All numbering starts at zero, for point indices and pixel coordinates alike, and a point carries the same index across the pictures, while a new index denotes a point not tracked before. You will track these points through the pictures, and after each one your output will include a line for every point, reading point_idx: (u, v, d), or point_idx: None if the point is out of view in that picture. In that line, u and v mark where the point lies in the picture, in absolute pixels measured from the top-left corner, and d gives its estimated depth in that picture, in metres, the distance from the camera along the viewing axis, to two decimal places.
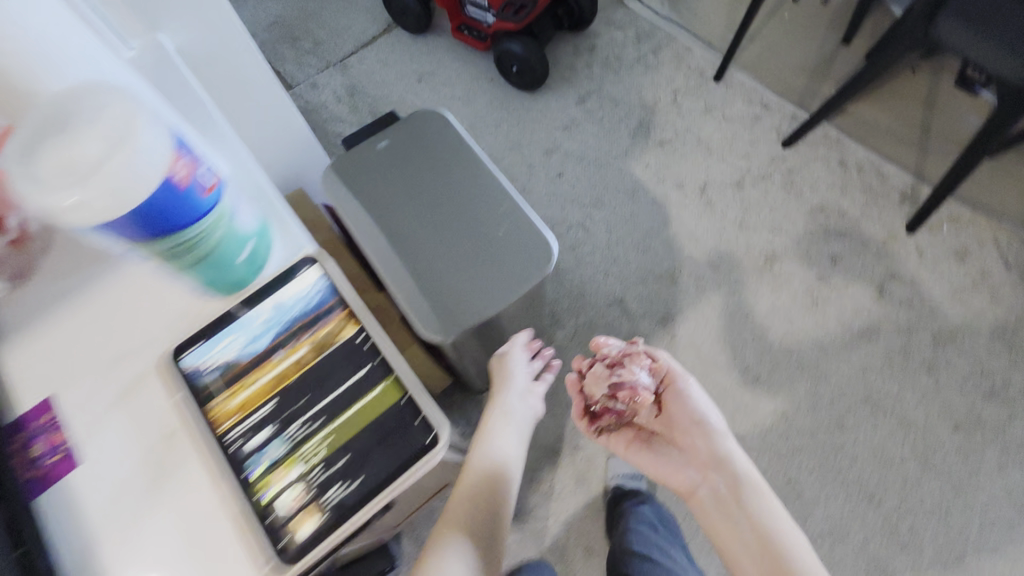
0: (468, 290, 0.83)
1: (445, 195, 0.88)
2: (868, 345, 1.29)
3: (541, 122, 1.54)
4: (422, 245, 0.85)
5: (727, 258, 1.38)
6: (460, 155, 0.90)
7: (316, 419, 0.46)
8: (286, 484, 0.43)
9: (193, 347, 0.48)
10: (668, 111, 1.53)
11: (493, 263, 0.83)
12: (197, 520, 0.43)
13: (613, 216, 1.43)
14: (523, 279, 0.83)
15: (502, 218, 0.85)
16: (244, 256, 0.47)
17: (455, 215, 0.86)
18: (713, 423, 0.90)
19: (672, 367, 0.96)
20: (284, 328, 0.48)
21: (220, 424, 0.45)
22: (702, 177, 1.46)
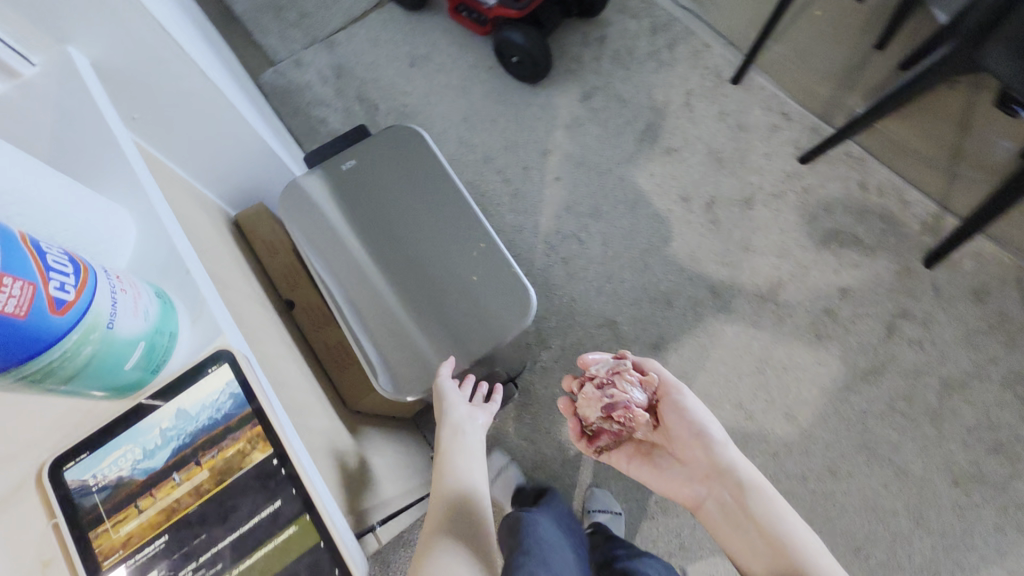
0: (440, 337, 0.80)
1: (422, 228, 0.85)
2: (870, 387, 1.22)
3: (541, 120, 1.42)
4: (393, 284, 0.82)
5: (730, 283, 1.29)
6: (440, 184, 0.87)
7: (214, 564, 0.39)
8: None
9: (76, 458, 0.39)
10: (679, 115, 1.41)
11: (468, 309, 0.81)
12: None
13: (612, 229, 1.33)
14: (499, 329, 0.80)
15: (480, 261, 0.82)
16: (136, 362, 0.38)
17: (430, 250, 0.84)
18: (712, 429, 0.78)
19: (661, 373, 0.84)
20: (185, 443, 0.40)
21: (102, 561, 0.37)
22: (710, 191, 1.35)
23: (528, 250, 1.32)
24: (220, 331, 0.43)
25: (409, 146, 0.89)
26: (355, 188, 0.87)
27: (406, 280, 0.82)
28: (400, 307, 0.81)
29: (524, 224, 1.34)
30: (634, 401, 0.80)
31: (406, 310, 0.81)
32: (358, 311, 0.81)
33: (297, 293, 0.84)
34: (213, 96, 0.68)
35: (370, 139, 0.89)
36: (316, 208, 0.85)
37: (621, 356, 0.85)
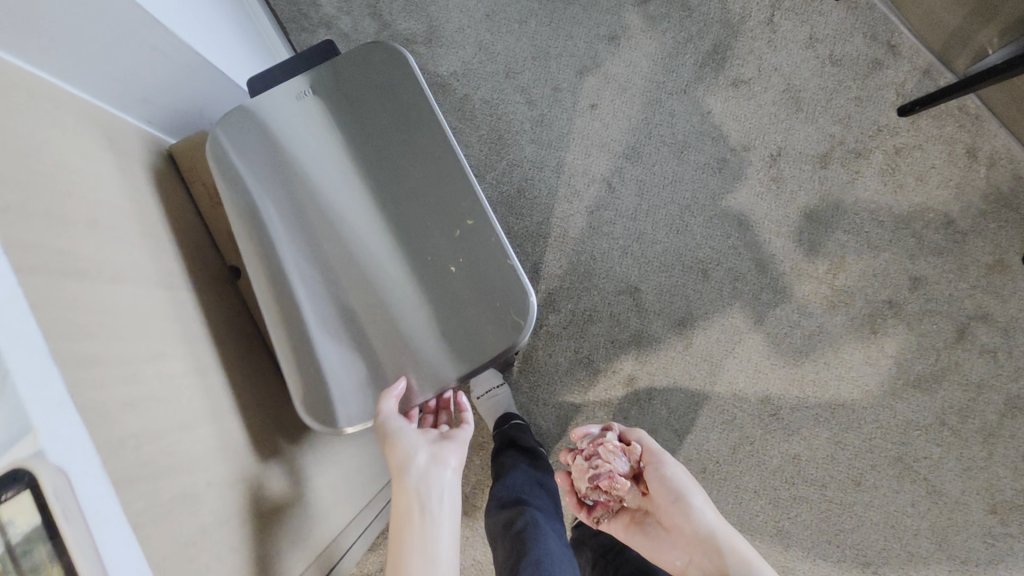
0: (412, 340, 0.64)
1: (396, 193, 0.65)
2: (922, 396, 1.05)
3: (582, 26, 1.14)
4: (360, 261, 0.64)
5: (780, 256, 1.08)
6: (424, 139, 0.66)
7: None
8: None
9: None
10: (758, 36, 1.13)
11: (449, 312, 0.64)
12: None
13: (650, 176, 1.11)
14: (484, 347, 0.64)
15: (472, 250, 0.64)
16: None
17: (400, 219, 0.65)
18: (691, 492, 0.69)
19: (644, 438, 0.77)
20: None
21: None
22: (778, 141, 1.10)
23: (546, 193, 1.11)
24: (27, 429, 0.29)
25: (393, 74, 0.68)
26: (314, 128, 0.66)
27: (376, 259, 0.64)
28: (360, 288, 0.64)
29: (546, 160, 1.12)
30: (618, 471, 0.74)
31: (374, 299, 0.64)
32: (313, 291, 0.64)
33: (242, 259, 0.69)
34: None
35: (343, 60, 0.68)
36: (274, 145, 0.66)
37: (608, 425, 0.80)
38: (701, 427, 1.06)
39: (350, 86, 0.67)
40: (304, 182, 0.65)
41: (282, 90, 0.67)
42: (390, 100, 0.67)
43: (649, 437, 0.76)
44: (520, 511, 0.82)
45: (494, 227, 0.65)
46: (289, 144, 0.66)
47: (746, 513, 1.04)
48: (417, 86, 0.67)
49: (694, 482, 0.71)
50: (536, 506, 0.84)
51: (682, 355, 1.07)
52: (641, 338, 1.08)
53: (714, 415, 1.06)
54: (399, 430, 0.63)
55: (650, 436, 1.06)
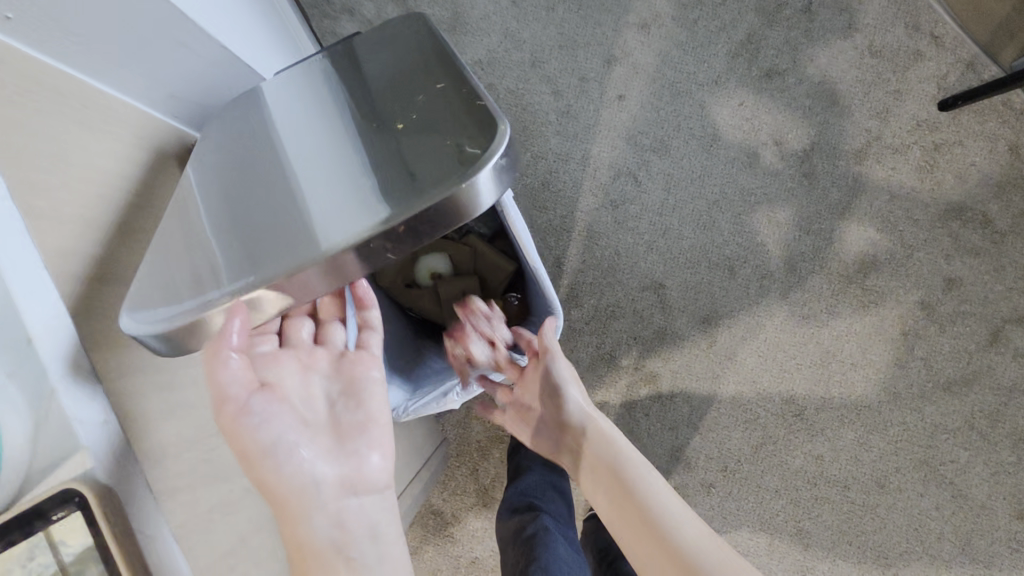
0: (332, 210, 0.46)
1: (376, 120, 0.50)
2: (952, 399, 1.03)
3: (611, 13, 1.11)
4: (290, 151, 0.51)
5: (809, 253, 1.06)
6: (401, 42, 0.55)
7: None
8: None
9: None
10: (795, 25, 1.09)
11: (391, 172, 0.46)
12: None
13: (677, 170, 1.08)
14: (427, 192, 0.44)
15: (433, 108, 0.49)
16: None
17: (373, 141, 0.49)
18: (568, 378, 0.75)
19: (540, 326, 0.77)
20: None
21: None
22: (811, 135, 1.07)
23: (571, 186, 1.09)
24: (79, 451, 0.35)
25: (398, 25, 0.57)
26: (303, 86, 0.56)
27: (313, 146, 0.50)
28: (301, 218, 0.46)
29: (570, 152, 1.10)
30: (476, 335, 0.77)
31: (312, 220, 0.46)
32: (227, 193, 0.50)
33: None
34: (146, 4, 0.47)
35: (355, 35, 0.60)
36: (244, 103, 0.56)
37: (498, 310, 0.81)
38: (722, 426, 1.05)
39: (353, 48, 0.57)
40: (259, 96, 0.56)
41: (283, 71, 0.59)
42: (392, 44, 0.56)
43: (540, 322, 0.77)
44: (533, 517, 0.84)
45: (470, 79, 0.50)
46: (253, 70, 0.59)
47: (767, 512, 1.03)
48: (424, 27, 0.56)
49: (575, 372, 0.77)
50: (548, 511, 0.86)
51: (706, 353, 1.06)
52: (663, 335, 1.06)
53: (736, 414, 1.05)
54: (254, 409, 0.50)
55: (671, 433, 1.05)
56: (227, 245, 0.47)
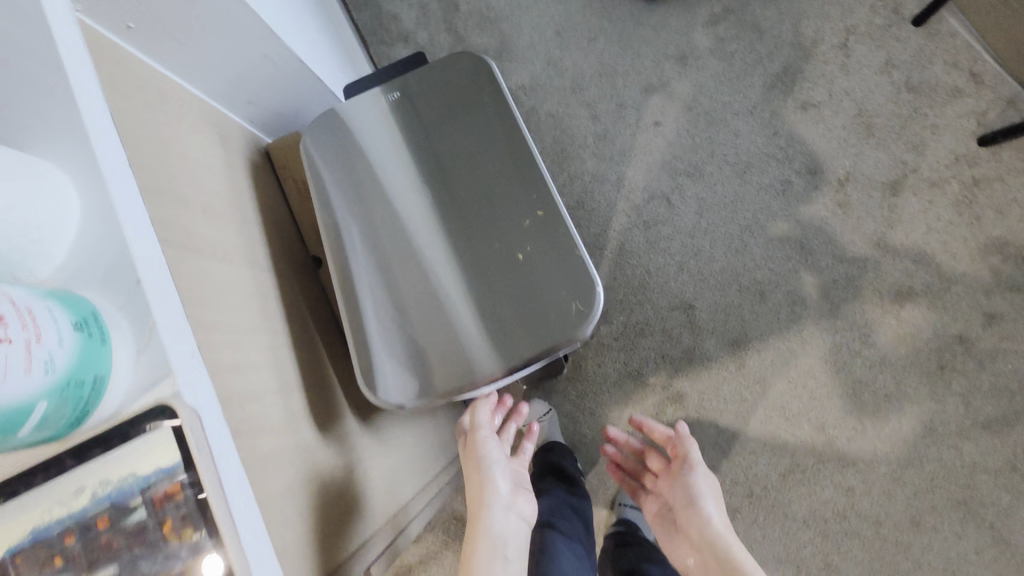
0: (476, 326, 0.66)
1: (474, 203, 0.68)
2: (993, 439, 1.00)
3: (651, 45, 1.17)
4: (431, 265, 0.67)
5: (842, 282, 1.06)
6: (483, 112, 0.71)
7: None
8: None
9: None
10: (830, 61, 1.12)
11: (512, 289, 0.66)
12: None
13: (710, 196, 1.11)
14: (554, 332, 0.65)
15: (543, 242, 0.66)
16: (30, 427, 0.28)
17: (477, 224, 0.68)
18: (706, 487, 0.78)
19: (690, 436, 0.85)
20: (78, 519, 0.30)
21: None
22: (846, 167, 1.09)
23: (605, 207, 1.13)
24: (168, 374, 0.33)
25: (476, 84, 0.71)
26: (393, 132, 0.71)
27: (450, 265, 0.67)
28: (426, 282, 0.67)
29: (606, 174, 1.14)
30: None
31: (438, 288, 0.67)
32: (368, 257, 0.68)
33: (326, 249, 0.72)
34: (236, 13, 0.54)
35: (430, 74, 0.72)
36: (343, 135, 0.71)
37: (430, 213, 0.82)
38: (749, 450, 1.04)
39: (434, 97, 0.71)
40: (360, 143, 0.70)
41: (369, 99, 0.71)
42: (476, 114, 0.71)
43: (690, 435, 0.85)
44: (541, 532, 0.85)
45: (559, 204, 0.67)
46: (362, 140, 0.71)
47: (793, 542, 1.01)
48: (502, 101, 0.71)
49: (716, 488, 0.78)
50: (562, 530, 0.87)
51: (733, 376, 1.06)
52: (693, 356, 1.07)
53: (764, 439, 1.04)
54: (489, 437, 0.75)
55: None
56: (369, 290, 0.67)
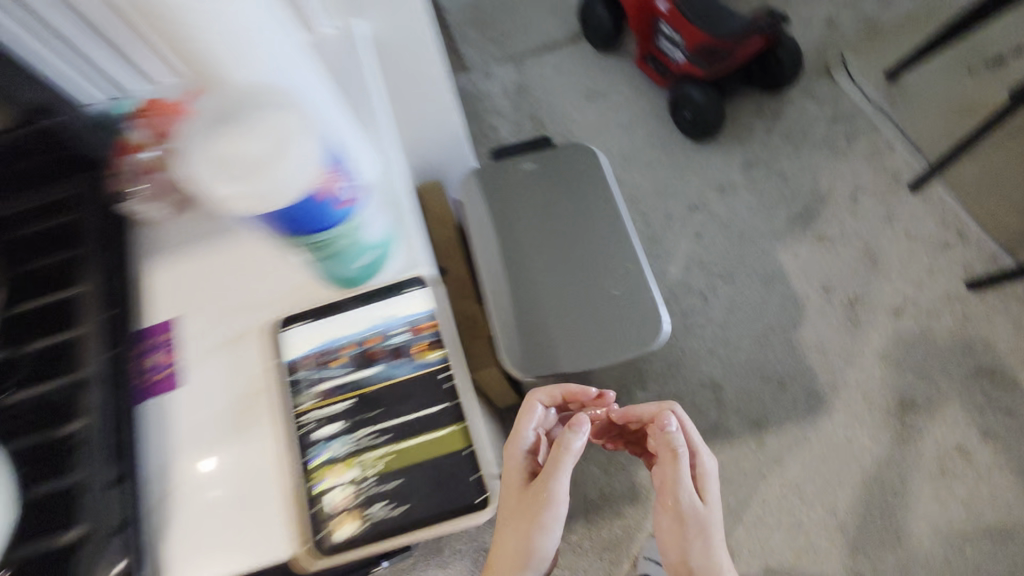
0: (575, 342, 0.82)
1: (577, 247, 0.86)
2: (993, 546, 1.08)
3: (697, 175, 1.46)
4: (541, 290, 0.84)
5: (852, 383, 1.22)
6: (588, 181, 0.91)
7: (382, 434, 0.45)
8: (337, 482, 0.44)
9: (302, 322, 0.50)
10: (841, 207, 1.39)
11: (603, 315, 0.83)
12: (256, 475, 0.46)
13: (740, 297, 1.32)
14: (634, 350, 0.81)
15: (630, 280, 0.84)
16: (359, 263, 0.48)
17: (579, 263, 0.85)
18: (713, 533, 0.62)
19: (703, 447, 0.67)
20: (360, 336, 0.49)
21: (302, 402, 0.47)
22: (855, 289, 1.30)
23: None
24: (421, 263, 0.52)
25: (583, 160, 0.92)
26: (520, 189, 0.90)
27: (556, 292, 0.84)
28: (536, 303, 0.84)
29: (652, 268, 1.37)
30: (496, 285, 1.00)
31: (545, 308, 0.84)
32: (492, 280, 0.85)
33: (450, 263, 0.93)
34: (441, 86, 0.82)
35: (550, 149, 0.92)
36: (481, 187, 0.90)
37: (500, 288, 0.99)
38: (766, 524, 1.12)
39: (553, 166, 0.91)
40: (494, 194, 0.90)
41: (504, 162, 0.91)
42: (582, 181, 0.91)
43: (701, 443, 0.68)
44: None
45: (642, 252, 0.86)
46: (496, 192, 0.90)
47: None
48: (602, 175, 0.91)
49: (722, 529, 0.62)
50: None
51: (754, 452, 1.18)
52: (718, 429, 1.20)
53: (780, 515, 1.13)
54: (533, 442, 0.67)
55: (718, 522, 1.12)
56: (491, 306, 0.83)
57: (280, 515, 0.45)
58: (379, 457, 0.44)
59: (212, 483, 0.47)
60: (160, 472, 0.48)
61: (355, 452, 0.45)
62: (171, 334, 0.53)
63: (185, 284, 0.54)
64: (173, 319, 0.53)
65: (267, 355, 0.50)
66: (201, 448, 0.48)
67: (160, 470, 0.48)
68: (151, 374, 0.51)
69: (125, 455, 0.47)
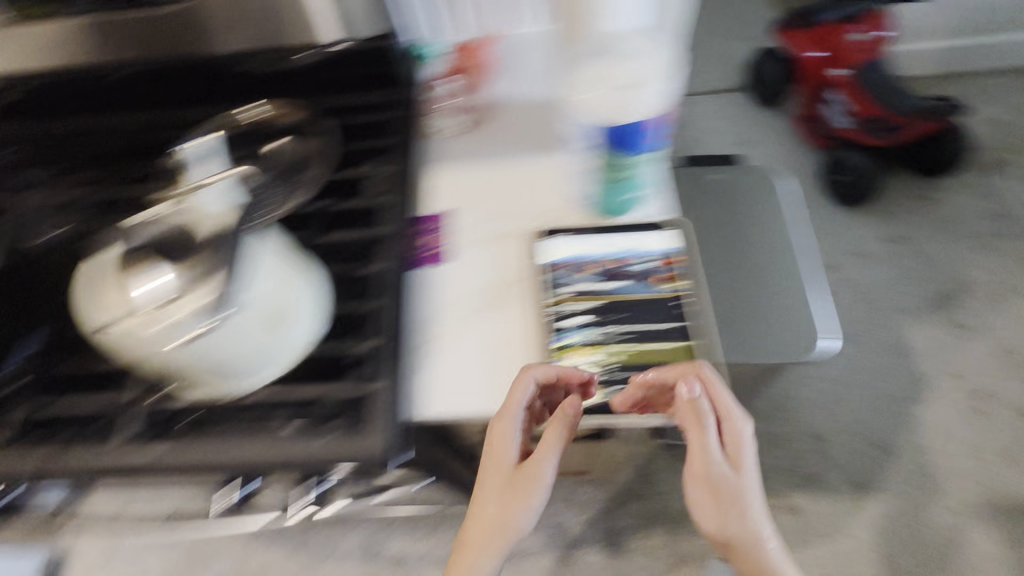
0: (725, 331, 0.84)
1: (744, 249, 0.90)
2: None
3: (835, 237, 1.49)
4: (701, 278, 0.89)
5: (965, 473, 1.19)
6: (767, 196, 0.95)
7: (621, 335, 0.54)
8: (575, 364, 0.53)
9: (561, 236, 0.59)
10: (982, 300, 1.38)
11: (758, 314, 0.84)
12: (503, 345, 0.55)
13: (860, 360, 1.32)
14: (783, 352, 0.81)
15: (793, 290, 0.85)
16: (628, 196, 0.58)
17: (744, 262, 0.88)
18: (750, 503, 0.55)
19: (739, 414, 0.56)
20: (609, 256, 0.57)
21: (554, 295, 0.56)
22: (983, 383, 1.28)
23: None
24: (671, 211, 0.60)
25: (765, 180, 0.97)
26: (700, 193, 0.98)
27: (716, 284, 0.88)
28: None
29: None
30: None
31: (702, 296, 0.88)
32: None
33: None
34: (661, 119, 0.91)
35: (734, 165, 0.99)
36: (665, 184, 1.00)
37: None
38: None
39: (735, 179, 0.98)
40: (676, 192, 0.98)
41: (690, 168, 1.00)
42: (759, 197, 0.96)
43: (734, 408, 0.56)
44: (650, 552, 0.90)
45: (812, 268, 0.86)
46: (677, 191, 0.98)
47: None
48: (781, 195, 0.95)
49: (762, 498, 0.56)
50: None
51: (849, 512, 1.16)
52: (815, 479, 1.19)
53: None
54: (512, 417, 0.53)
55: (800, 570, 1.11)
56: None
57: None
58: (620, 351, 0.53)
59: (464, 344, 0.56)
60: (419, 325, 0.57)
61: (595, 345, 0.54)
62: (441, 223, 0.63)
63: (460, 188, 0.66)
64: (445, 213, 0.64)
65: (526, 256, 0.60)
66: (457, 315, 0.57)
67: (418, 324, 0.57)
68: (421, 249, 0.61)
69: (400, 303, 0.56)
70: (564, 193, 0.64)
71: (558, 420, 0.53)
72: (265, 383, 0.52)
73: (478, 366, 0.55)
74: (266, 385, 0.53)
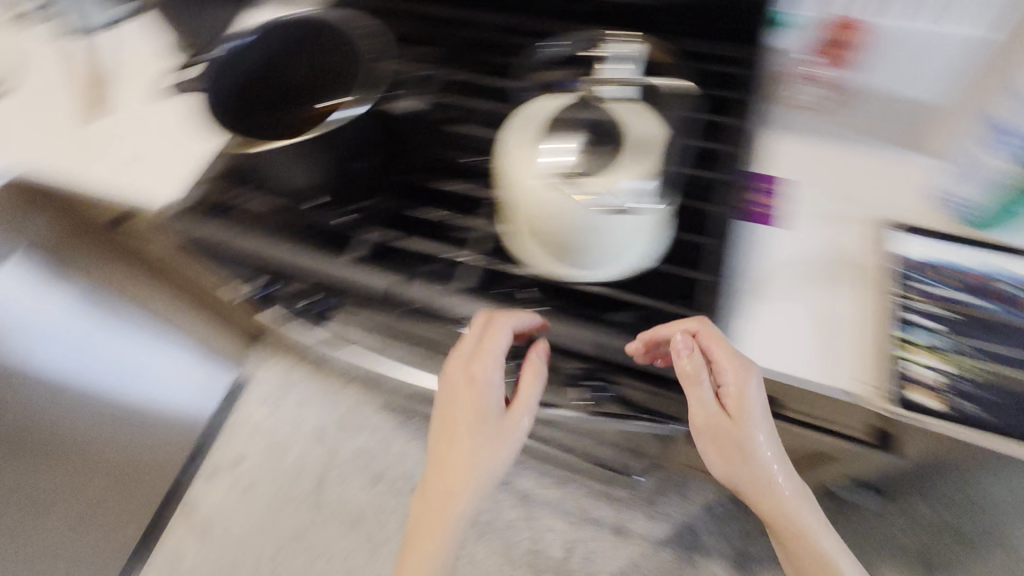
0: None
1: None
2: None
3: None
4: None
5: None
6: None
7: (978, 352, 0.50)
8: (924, 363, 0.50)
9: (918, 234, 0.56)
10: None
11: None
12: (835, 320, 0.54)
13: None
14: None
15: None
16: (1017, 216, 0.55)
17: None
18: (754, 450, 0.53)
19: (736, 358, 0.51)
20: (975, 270, 0.54)
21: (907, 289, 0.53)
22: None
23: None
24: None
25: None
26: None
27: None
28: None
29: None
30: None
31: None
32: None
33: None
34: None
35: None
36: None
37: None
38: None
39: None
40: None
41: None
42: None
43: (740, 354, 0.50)
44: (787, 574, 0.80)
45: None
46: None
47: None
48: None
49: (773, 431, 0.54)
50: None
51: None
52: None
53: None
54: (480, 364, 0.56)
55: None
56: None
57: (853, 360, 0.52)
58: (978, 369, 0.50)
59: (791, 306, 0.55)
60: (744, 274, 0.57)
61: (948, 352, 0.51)
62: (776, 185, 0.62)
63: (803, 159, 0.66)
64: (781, 178, 0.63)
65: (871, 242, 0.58)
66: (786, 277, 0.57)
67: (744, 273, 0.58)
68: (755, 204, 0.61)
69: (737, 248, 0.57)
70: (919, 194, 0.62)
71: (892, 411, 0.49)
72: (602, 281, 0.55)
73: (804, 331, 0.54)
74: (600, 283, 0.56)
